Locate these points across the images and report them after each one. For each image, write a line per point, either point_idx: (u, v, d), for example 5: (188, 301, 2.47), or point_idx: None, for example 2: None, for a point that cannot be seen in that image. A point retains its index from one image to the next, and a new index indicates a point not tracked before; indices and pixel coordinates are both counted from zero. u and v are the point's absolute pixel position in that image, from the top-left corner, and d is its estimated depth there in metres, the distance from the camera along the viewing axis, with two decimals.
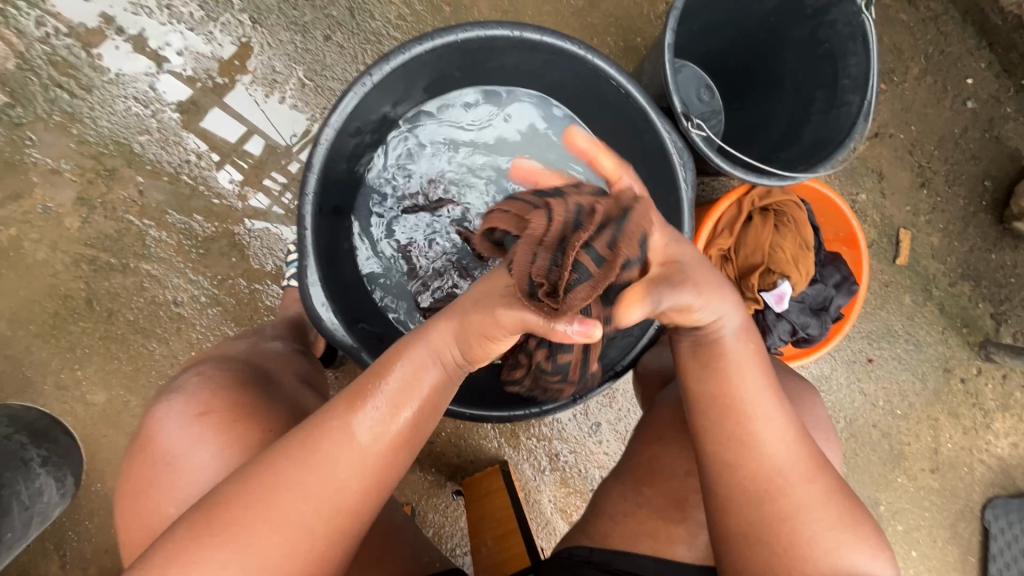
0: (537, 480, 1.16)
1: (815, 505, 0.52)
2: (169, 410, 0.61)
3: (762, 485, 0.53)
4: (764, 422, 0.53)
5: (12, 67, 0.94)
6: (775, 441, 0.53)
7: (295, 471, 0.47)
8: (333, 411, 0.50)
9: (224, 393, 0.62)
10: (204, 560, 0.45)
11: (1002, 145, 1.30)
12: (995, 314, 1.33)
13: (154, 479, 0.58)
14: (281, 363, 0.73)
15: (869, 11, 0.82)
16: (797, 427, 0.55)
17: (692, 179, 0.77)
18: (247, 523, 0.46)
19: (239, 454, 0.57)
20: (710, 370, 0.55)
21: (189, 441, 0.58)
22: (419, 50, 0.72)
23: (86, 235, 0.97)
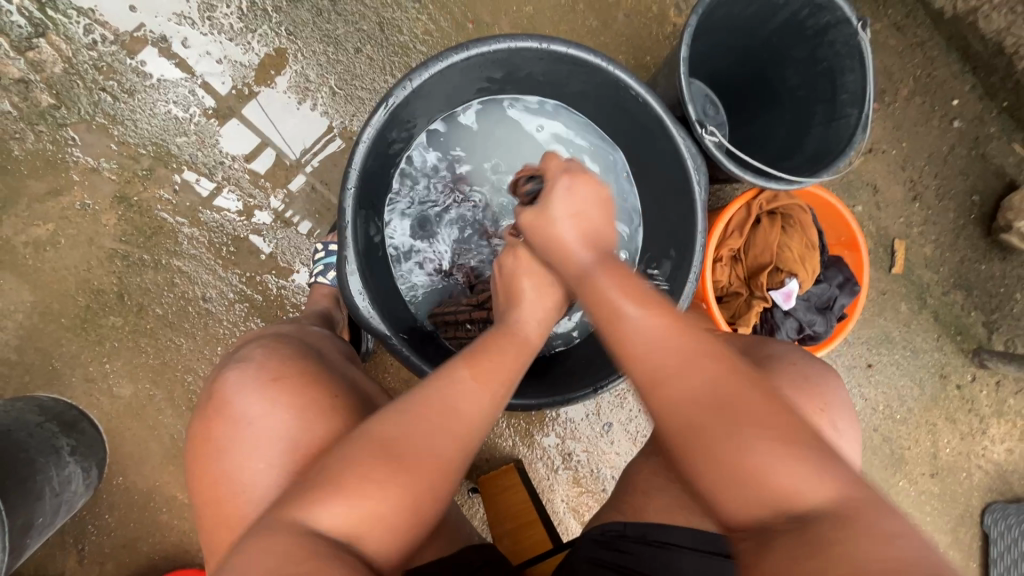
0: (550, 479, 1.19)
1: (695, 398, 0.48)
2: (241, 378, 0.64)
3: (648, 389, 0.51)
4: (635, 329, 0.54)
5: (58, 71, 0.98)
6: (653, 345, 0.52)
7: (437, 414, 0.56)
8: (454, 370, 0.60)
9: (292, 362, 0.66)
10: (366, 486, 0.50)
11: (987, 162, 1.38)
12: (987, 322, 1.39)
13: (233, 442, 0.62)
14: (328, 344, 0.77)
15: (865, 32, 0.89)
16: (680, 326, 0.54)
17: (705, 182, 0.83)
18: (400, 454, 0.52)
19: (320, 417, 0.62)
20: (595, 300, 0.59)
21: (266, 404, 0.62)
22: (456, 58, 0.77)
23: (121, 232, 1.01)
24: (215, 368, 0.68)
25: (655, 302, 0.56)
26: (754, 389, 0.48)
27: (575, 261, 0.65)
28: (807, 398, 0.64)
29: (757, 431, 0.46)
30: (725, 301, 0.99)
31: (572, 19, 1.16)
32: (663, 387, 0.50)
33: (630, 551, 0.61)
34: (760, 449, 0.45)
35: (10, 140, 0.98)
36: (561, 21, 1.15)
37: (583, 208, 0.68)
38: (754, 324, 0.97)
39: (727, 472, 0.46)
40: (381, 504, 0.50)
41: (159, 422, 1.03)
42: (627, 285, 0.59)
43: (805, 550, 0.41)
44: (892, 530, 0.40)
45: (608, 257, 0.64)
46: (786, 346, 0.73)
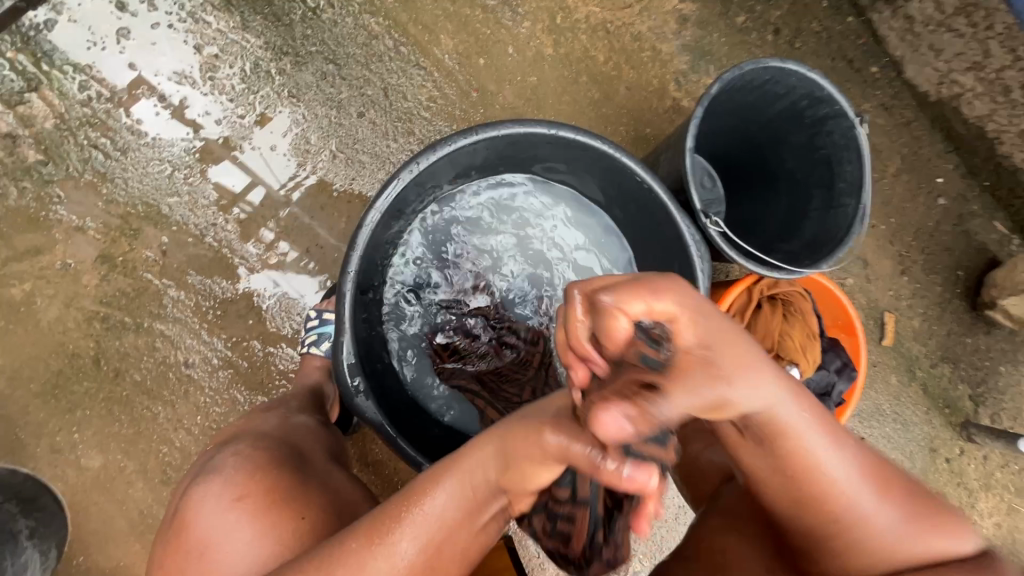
0: (541, 558, 1.14)
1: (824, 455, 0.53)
2: (208, 491, 0.60)
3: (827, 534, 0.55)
4: (828, 474, 0.53)
5: (49, 126, 0.95)
6: (846, 492, 0.54)
7: None
8: (347, 544, 0.49)
9: (259, 477, 0.60)
10: None
11: (970, 238, 1.41)
12: (974, 396, 1.41)
13: (189, 565, 0.57)
14: (313, 439, 0.72)
15: (863, 126, 0.91)
16: (870, 463, 0.55)
17: (709, 270, 0.83)
18: None
19: (271, 545, 0.55)
20: (771, 436, 0.52)
21: (221, 529, 0.57)
22: (463, 141, 0.76)
23: (103, 293, 0.97)
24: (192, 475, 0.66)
25: (844, 434, 0.55)
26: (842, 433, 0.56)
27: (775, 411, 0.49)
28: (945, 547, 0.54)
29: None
30: None
31: (575, 89, 1.17)
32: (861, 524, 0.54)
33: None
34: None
35: None
36: (564, 91, 1.17)
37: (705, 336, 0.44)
38: None
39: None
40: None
41: (129, 496, 0.97)
42: (814, 410, 0.53)
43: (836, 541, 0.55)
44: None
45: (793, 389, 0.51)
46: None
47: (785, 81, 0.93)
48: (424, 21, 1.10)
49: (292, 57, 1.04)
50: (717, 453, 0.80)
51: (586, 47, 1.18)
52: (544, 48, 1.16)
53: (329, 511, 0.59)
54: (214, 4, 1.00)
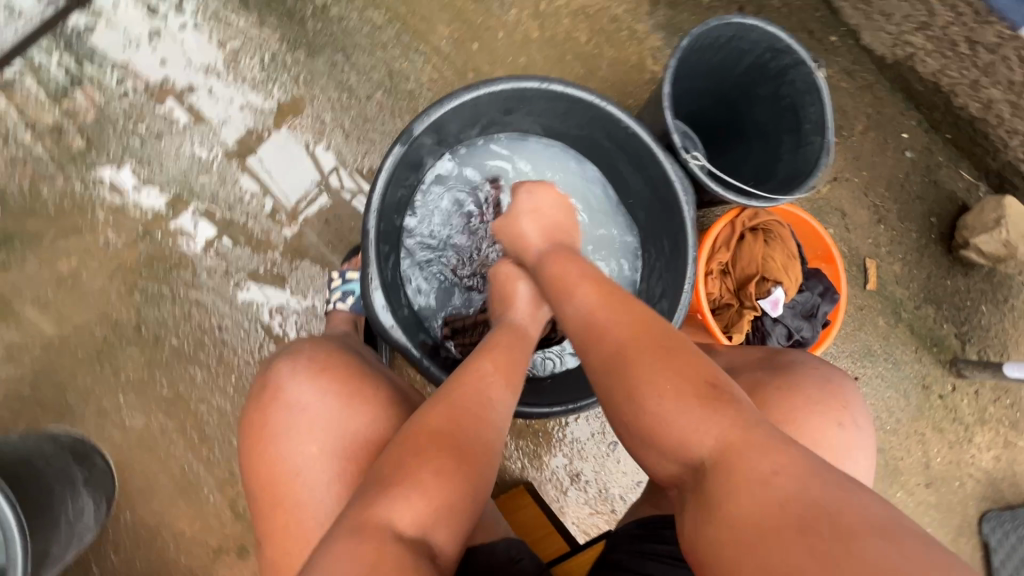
0: (560, 502, 1.21)
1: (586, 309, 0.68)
2: (291, 369, 0.70)
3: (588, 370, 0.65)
4: (585, 318, 0.68)
5: (91, 118, 1.06)
6: (589, 325, 0.67)
7: (482, 406, 0.63)
8: (483, 366, 0.69)
9: (336, 357, 0.73)
10: (429, 470, 0.55)
11: (940, 187, 1.51)
12: (959, 334, 1.49)
13: (295, 427, 0.67)
14: (361, 345, 0.84)
15: (821, 70, 1.02)
16: (632, 315, 0.65)
17: (693, 202, 0.92)
18: (459, 444, 0.58)
19: (366, 404, 0.69)
20: (555, 288, 0.75)
21: (316, 394, 0.68)
22: (468, 97, 0.87)
23: (142, 265, 1.05)
24: (263, 366, 0.74)
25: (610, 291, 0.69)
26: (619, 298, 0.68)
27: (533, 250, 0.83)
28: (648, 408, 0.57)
29: (840, 403, 0.77)
30: (719, 312, 1.06)
31: (561, 67, 1.29)
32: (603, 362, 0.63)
33: (673, 541, 0.70)
34: (839, 411, 0.77)
35: (40, 181, 1.03)
36: (552, 70, 1.28)
37: (541, 205, 0.88)
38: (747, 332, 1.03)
39: (645, 419, 0.57)
40: (450, 484, 0.55)
41: (171, 454, 1.03)
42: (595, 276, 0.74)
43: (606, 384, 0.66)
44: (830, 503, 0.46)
45: (561, 248, 0.82)
46: (812, 354, 0.86)
47: (748, 36, 1.05)
48: (422, 13, 1.21)
49: (306, 48, 1.15)
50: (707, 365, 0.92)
51: (569, 29, 1.29)
52: (531, 32, 1.27)
53: (395, 387, 0.74)
54: (234, 5, 1.12)
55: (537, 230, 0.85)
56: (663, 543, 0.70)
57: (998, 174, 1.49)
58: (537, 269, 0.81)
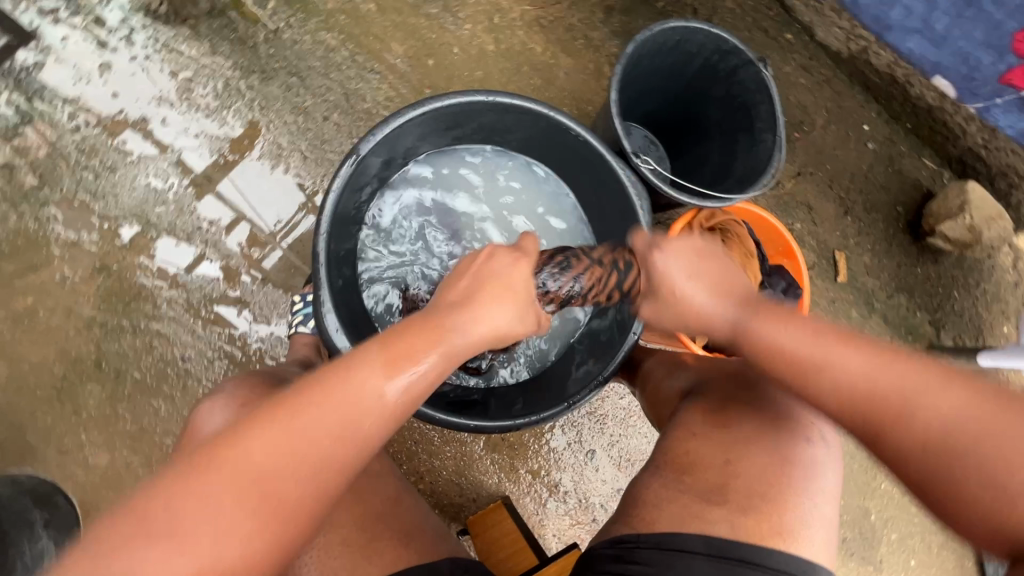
0: (540, 514, 1.19)
1: (795, 342, 0.64)
2: (211, 407, 0.72)
3: (876, 430, 0.58)
4: (846, 366, 0.60)
5: (43, 155, 1.05)
6: (817, 355, 0.62)
7: (317, 407, 0.56)
8: (361, 356, 0.59)
9: (258, 392, 0.74)
10: (215, 492, 0.51)
11: (904, 175, 1.50)
12: (933, 320, 1.47)
13: None
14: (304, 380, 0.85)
15: (767, 69, 1.03)
16: (853, 340, 0.62)
17: (646, 207, 0.93)
18: (257, 460, 0.53)
19: None
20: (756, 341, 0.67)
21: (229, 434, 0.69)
22: (414, 114, 0.87)
23: (101, 300, 1.04)
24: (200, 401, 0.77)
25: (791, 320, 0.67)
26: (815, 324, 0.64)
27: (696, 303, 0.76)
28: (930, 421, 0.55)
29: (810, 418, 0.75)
30: None
31: (518, 79, 1.29)
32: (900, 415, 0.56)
33: (646, 561, 0.65)
34: (807, 425, 0.74)
35: None
36: (509, 81, 1.28)
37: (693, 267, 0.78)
38: None
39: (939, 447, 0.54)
40: (246, 520, 0.51)
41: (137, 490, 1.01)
42: (778, 315, 0.68)
43: (866, 421, 0.58)
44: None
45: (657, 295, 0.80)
46: None
47: (695, 39, 1.06)
48: (375, 32, 1.22)
49: (259, 73, 1.15)
50: (677, 377, 0.90)
51: (524, 40, 1.30)
52: (486, 45, 1.27)
53: None
54: (185, 35, 1.12)
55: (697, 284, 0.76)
56: (637, 565, 0.65)
57: (960, 161, 1.48)
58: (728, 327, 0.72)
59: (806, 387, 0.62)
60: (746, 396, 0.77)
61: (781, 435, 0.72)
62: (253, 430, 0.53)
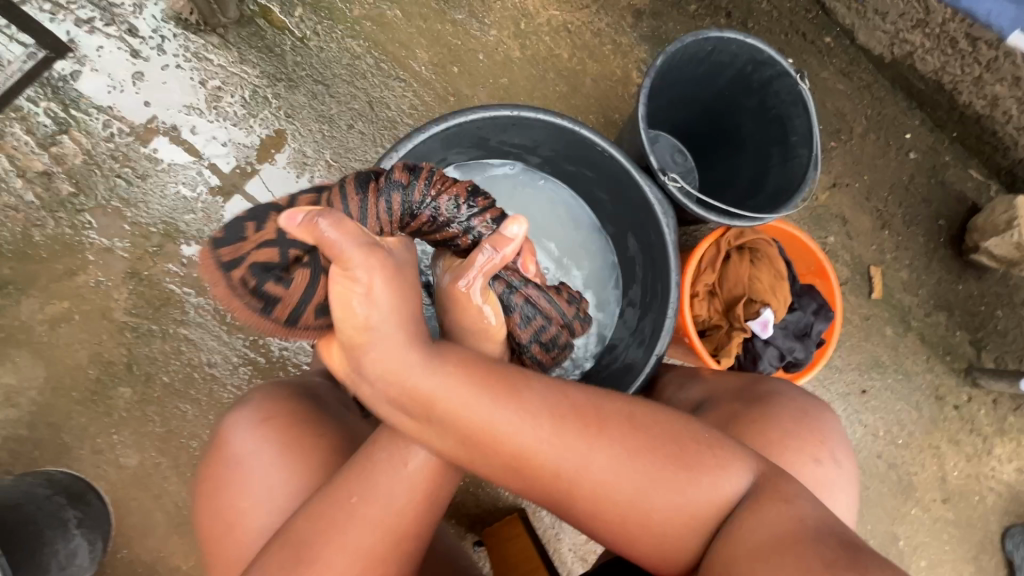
0: (556, 528, 1.17)
1: (498, 424, 0.60)
2: (238, 419, 0.73)
3: (567, 497, 0.62)
4: (531, 441, 0.60)
5: (79, 162, 1.09)
6: (518, 434, 0.60)
7: (362, 502, 0.61)
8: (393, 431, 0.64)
9: (283, 403, 0.75)
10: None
11: (947, 188, 1.42)
12: (974, 340, 1.40)
13: (233, 476, 0.70)
14: (328, 386, 0.85)
15: (805, 81, 0.98)
16: (547, 411, 0.61)
17: (673, 225, 0.90)
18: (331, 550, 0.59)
19: (304, 455, 0.70)
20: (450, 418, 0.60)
21: (257, 446, 0.71)
22: (436, 129, 0.86)
23: (131, 305, 1.07)
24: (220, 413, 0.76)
25: (505, 386, 0.61)
26: (507, 383, 0.62)
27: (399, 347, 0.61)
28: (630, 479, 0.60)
29: (817, 437, 0.75)
30: (709, 335, 1.04)
31: (543, 86, 1.27)
32: (576, 472, 0.61)
33: None
34: (816, 446, 0.74)
35: (32, 227, 1.07)
36: (534, 88, 1.26)
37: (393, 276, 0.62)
38: (737, 354, 1.01)
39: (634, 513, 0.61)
40: None
41: (164, 491, 1.05)
42: (471, 370, 0.62)
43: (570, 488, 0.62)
44: (790, 506, 0.59)
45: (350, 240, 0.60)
46: (795, 386, 0.82)
47: (728, 49, 1.02)
48: (400, 39, 1.21)
49: (285, 82, 1.16)
50: (688, 391, 0.88)
51: (550, 47, 1.27)
52: (512, 52, 1.25)
53: (343, 432, 0.75)
54: (214, 43, 1.14)
55: (394, 313, 0.61)
56: None
57: (1009, 173, 1.40)
58: (415, 397, 0.61)
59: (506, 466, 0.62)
60: (754, 415, 0.76)
61: (784, 459, 0.72)
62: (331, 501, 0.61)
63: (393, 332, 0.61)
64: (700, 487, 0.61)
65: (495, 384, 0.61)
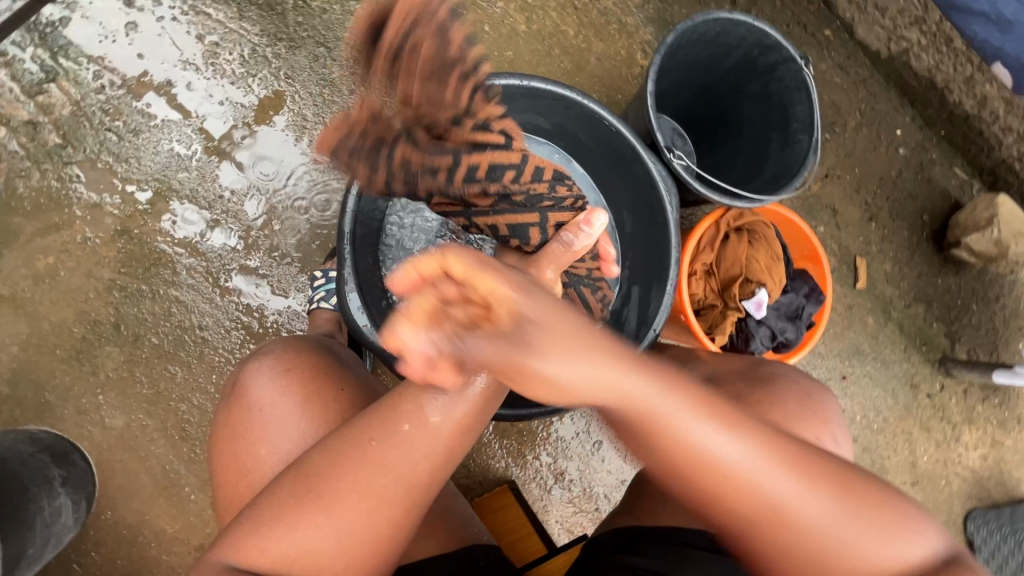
0: (544, 500, 1.19)
1: (722, 452, 0.49)
2: (259, 368, 0.73)
3: (762, 544, 0.52)
4: (751, 477, 0.50)
5: (67, 114, 1.05)
6: (740, 466, 0.50)
7: (381, 450, 0.58)
8: (412, 393, 0.60)
9: (306, 355, 0.75)
10: (303, 523, 0.58)
11: (933, 184, 1.46)
12: (949, 332, 1.46)
13: (252, 424, 0.71)
14: (344, 345, 0.86)
15: (809, 68, 1.00)
16: (769, 446, 0.51)
17: (676, 202, 0.91)
18: (336, 494, 0.58)
19: (323, 406, 0.71)
20: (666, 439, 0.49)
21: (277, 395, 0.71)
22: (445, 94, 0.85)
23: (120, 263, 1.04)
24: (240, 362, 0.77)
25: (727, 413, 0.51)
26: (732, 411, 0.52)
27: (616, 356, 0.50)
28: (841, 531, 0.51)
29: (820, 419, 0.76)
30: (703, 314, 1.06)
31: (548, 62, 1.26)
32: (787, 507, 0.51)
33: (652, 555, 0.66)
34: (819, 427, 0.74)
35: (15, 178, 1.03)
36: (539, 64, 1.25)
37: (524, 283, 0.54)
38: (731, 333, 1.03)
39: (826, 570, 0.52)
40: (335, 539, 0.58)
41: (151, 453, 1.03)
42: (692, 393, 0.51)
43: (770, 535, 0.51)
44: None
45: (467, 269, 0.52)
46: (794, 368, 0.84)
47: (736, 32, 1.03)
48: None
49: (286, 42, 1.13)
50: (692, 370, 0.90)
51: (557, 22, 1.26)
52: (518, 25, 1.24)
53: (362, 388, 0.75)
54: None
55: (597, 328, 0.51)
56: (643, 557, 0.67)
57: (992, 173, 1.45)
58: (629, 408, 0.49)
59: (711, 500, 0.50)
60: (757, 395, 0.77)
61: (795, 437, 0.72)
62: (342, 448, 0.59)
63: (597, 338, 0.50)
64: (902, 548, 0.53)
65: (719, 411, 0.51)
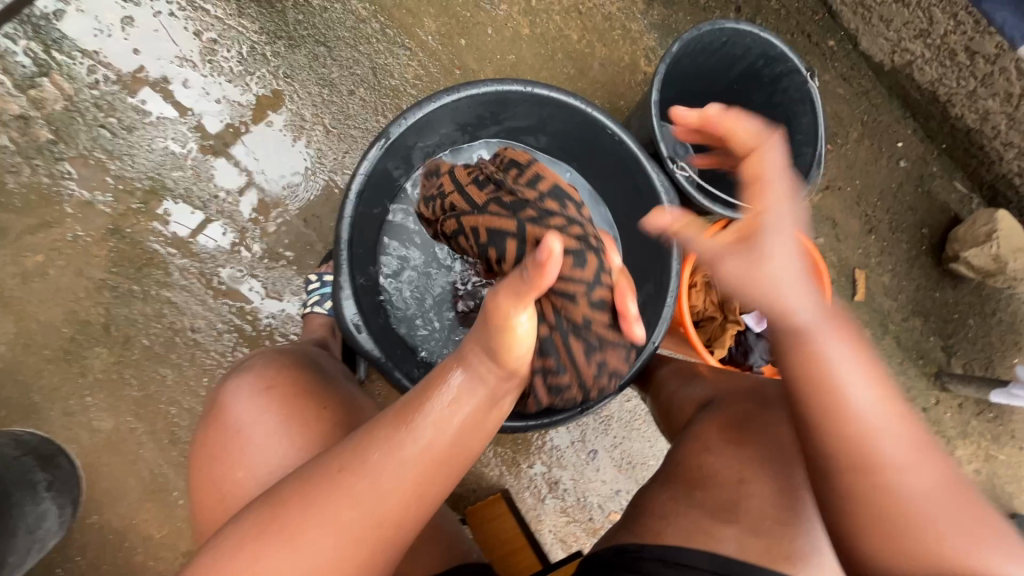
0: (538, 509, 1.18)
1: (854, 386, 0.59)
2: (238, 387, 0.72)
3: (841, 473, 0.59)
4: (861, 418, 0.58)
5: (59, 109, 1.02)
6: (854, 401, 0.58)
7: (349, 478, 0.53)
8: (385, 423, 0.56)
9: (287, 372, 0.74)
10: (261, 558, 0.52)
11: (933, 198, 1.46)
12: (946, 346, 1.46)
13: (230, 446, 0.69)
14: (330, 360, 0.84)
15: (814, 80, 0.99)
16: (897, 410, 0.59)
17: None
18: (297, 526, 0.52)
19: (303, 426, 0.69)
20: (793, 354, 0.61)
21: (256, 414, 0.70)
22: (448, 99, 0.84)
23: (111, 263, 1.02)
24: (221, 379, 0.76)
25: (883, 379, 0.60)
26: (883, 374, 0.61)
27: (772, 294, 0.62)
28: (920, 498, 0.56)
29: None
30: (701, 325, 1.05)
31: (551, 66, 1.24)
32: (892, 468, 0.57)
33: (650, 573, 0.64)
34: None
35: (5, 174, 1.01)
36: (542, 68, 1.24)
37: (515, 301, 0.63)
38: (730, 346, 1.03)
39: (896, 530, 0.56)
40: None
41: (140, 456, 1.01)
42: (856, 347, 0.61)
43: (850, 469, 0.58)
44: None
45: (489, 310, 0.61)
46: None
47: (741, 42, 1.02)
48: (407, 6, 1.17)
49: (285, 41, 1.11)
50: (695, 388, 0.89)
51: (560, 26, 1.25)
52: (521, 28, 1.22)
53: (345, 407, 0.73)
54: None
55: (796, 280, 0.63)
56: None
57: (991, 187, 1.44)
58: (793, 332, 0.62)
59: (815, 418, 0.60)
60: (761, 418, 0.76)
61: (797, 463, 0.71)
62: (308, 477, 0.54)
63: (791, 283, 0.63)
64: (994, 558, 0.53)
65: (875, 370, 0.60)
